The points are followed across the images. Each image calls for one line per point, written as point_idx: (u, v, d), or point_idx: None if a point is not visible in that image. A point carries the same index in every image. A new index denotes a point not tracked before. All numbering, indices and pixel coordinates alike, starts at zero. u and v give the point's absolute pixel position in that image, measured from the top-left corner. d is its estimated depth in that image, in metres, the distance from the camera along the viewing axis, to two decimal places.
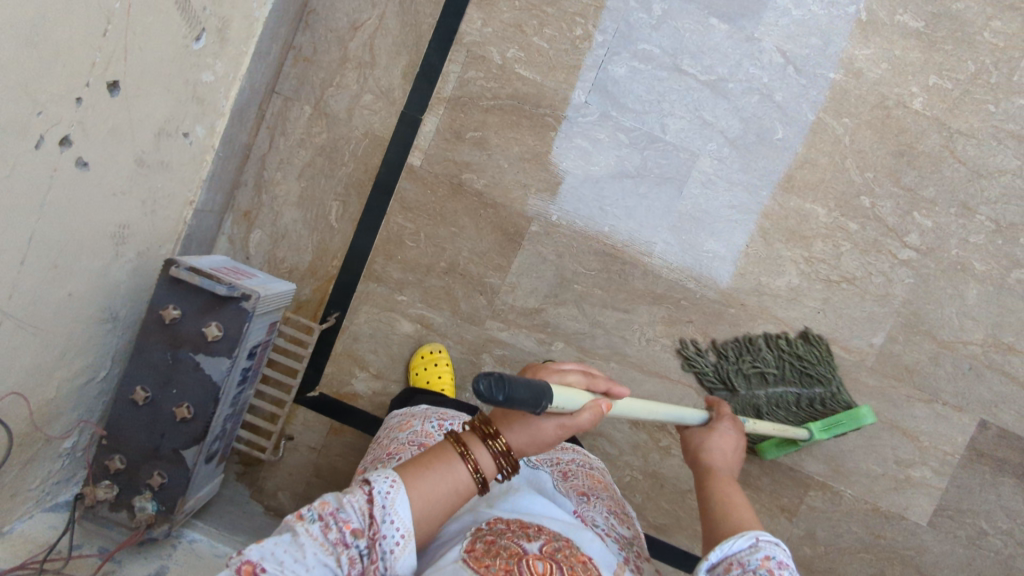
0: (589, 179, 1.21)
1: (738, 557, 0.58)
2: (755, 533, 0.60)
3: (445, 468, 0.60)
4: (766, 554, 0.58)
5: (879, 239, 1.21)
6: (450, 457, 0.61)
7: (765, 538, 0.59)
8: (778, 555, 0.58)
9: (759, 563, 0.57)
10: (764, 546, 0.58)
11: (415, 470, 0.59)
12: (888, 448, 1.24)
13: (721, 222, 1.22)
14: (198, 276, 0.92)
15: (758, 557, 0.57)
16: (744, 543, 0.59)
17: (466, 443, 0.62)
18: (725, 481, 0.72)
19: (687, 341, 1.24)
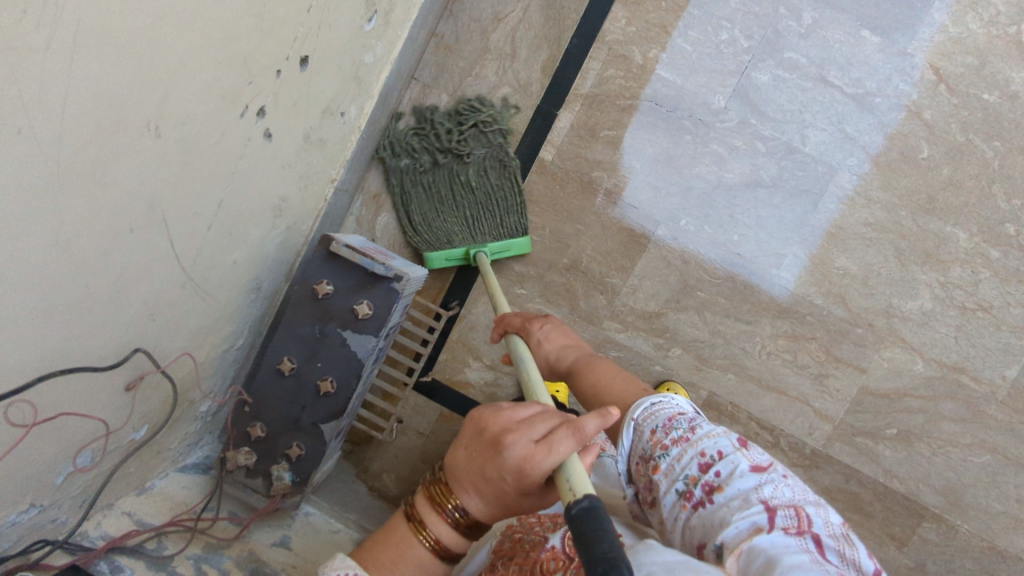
0: (721, 186, 1.20)
1: (638, 451, 0.65)
2: (632, 419, 0.68)
3: (400, 551, 0.62)
4: (652, 429, 0.65)
5: (1022, 269, 1.17)
6: (407, 537, 0.63)
7: (642, 416, 0.67)
8: (659, 423, 0.65)
9: (652, 445, 0.64)
10: (645, 424, 0.66)
11: (377, 559, 0.62)
12: (1012, 487, 1.20)
13: (855, 240, 1.19)
14: (358, 253, 0.94)
15: (648, 439, 0.64)
16: (632, 435, 0.67)
17: (422, 517, 0.62)
18: (602, 367, 0.84)
19: (808, 358, 1.21)
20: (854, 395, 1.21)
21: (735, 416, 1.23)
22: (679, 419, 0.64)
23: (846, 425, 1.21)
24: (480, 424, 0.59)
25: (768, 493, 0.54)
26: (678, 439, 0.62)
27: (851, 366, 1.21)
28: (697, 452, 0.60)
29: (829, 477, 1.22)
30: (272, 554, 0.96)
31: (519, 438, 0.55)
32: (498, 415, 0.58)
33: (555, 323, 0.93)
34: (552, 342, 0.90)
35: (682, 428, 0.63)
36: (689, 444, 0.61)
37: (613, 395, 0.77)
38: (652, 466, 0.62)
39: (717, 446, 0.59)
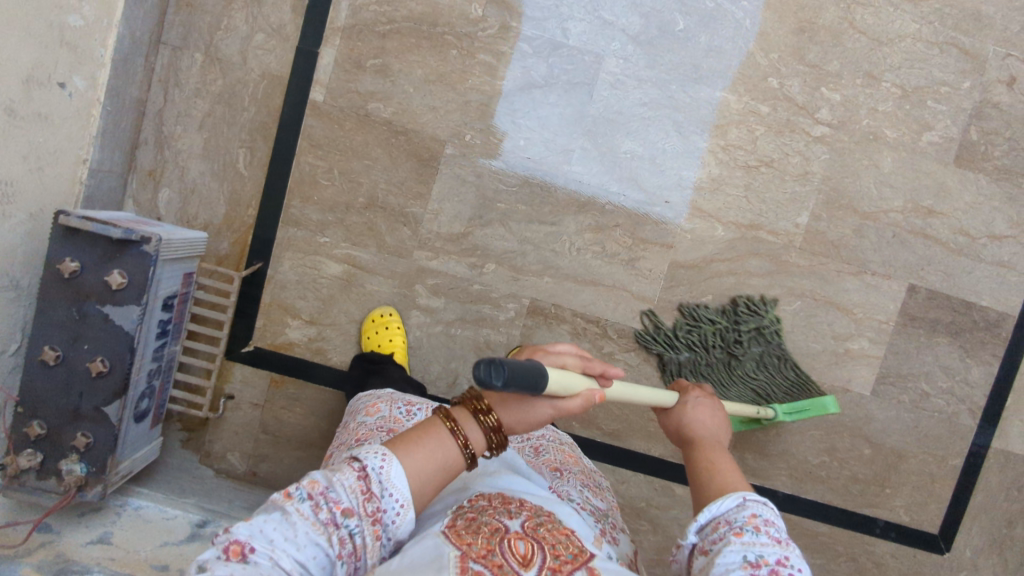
0: (497, 94, 1.20)
1: (725, 516, 0.55)
2: (741, 492, 0.57)
3: (427, 437, 0.57)
4: (755, 509, 0.55)
5: (791, 119, 1.23)
6: (435, 428, 0.58)
7: (752, 497, 0.56)
8: (765, 514, 0.55)
9: (743, 519, 0.54)
10: (751, 504, 0.55)
11: (404, 440, 0.56)
12: (825, 325, 1.27)
13: (634, 121, 1.21)
14: (90, 221, 0.88)
15: (744, 513, 0.55)
16: (732, 498, 0.56)
17: (453, 415, 0.59)
18: (717, 448, 0.66)
19: (616, 246, 1.24)
20: (667, 272, 1.25)
21: (560, 317, 1.25)
22: (783, 527, 0.55)
23: (665, 302, 1.25)
24: (533, 347, 0.65)
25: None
26: (774, 536, 0.53)
27: (657, 245, 1.24)
28: (783, 554, 0.52)
29: (661, 355, 1.26)
30: (84, 551, 0.93)
31: (558, 347, 0.63)
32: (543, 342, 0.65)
33: (711, 403, 0.74)
34: (707, 413, 0.72)
35: (782, 533, 0.54)
36: (781, 546, 0.53)
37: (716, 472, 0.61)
38: (733, 533, 0.53)
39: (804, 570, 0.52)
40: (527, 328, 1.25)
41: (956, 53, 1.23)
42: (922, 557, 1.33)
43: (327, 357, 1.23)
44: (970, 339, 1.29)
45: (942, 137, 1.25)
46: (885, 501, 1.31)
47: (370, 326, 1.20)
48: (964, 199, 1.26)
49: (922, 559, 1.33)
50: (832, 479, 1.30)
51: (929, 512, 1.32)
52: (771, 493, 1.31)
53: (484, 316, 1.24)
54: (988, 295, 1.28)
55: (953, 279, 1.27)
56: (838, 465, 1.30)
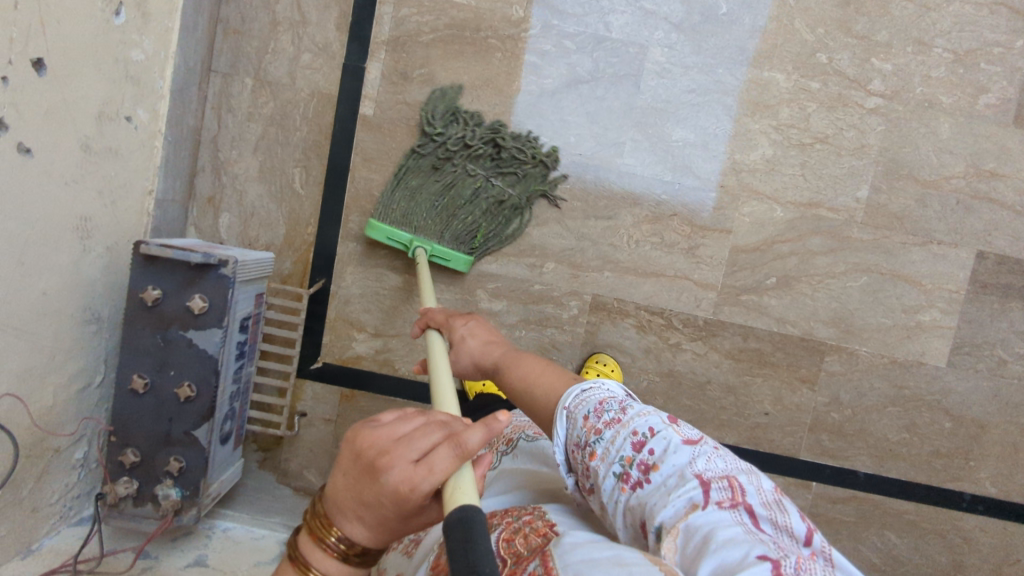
0: (545, 93, 1.20)
1: (573, 439, 0.57)
2: (563, 406, 0.60)
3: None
4: (583, 414, 0.57)
5: (843, 93, 1.21)
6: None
7: (575, 401, 0.59)
8: (593, 406, 0.56)
9: (585, 431, 0.55)
10: (578, 411, 0.57)
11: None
12: (894, 298, 1.25)
13: (684, 109, 1.21)
14: (169, 248, 0.90)
15: (579, 426, 0.56)
16: (563, 423, 0.58)
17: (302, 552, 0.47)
18: (525, 356, 0.75)
19: (675, 235, 1.23)
20: (728, 257, 1.23)
21: (623, 311, 1.24)
22: (609, 402, 0.57)
23: (729, 288, 1.24)
24: (355, 445, 0.44)
25: (704, 466, 0.49)
26: (610, 421, 0.54)
27: (716, 231, 1.23)
28: (630, 431, 0.53)
29: (728, 341, 1.25)
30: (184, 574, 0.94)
31: (396, 459, 0.42)
32: (372, 435, 0.44)
33: (474, 320, 0.86)
34: (473, 339, 0.82)
35: (617, 410, 0.55)
36: (622, 426, 0.54)
37: (541, 383, 0.67)
38: (587, 453, 0.54)
39: (653, 425, 0.53)
40: (590, 325, 1.24)
41: (1007, 12, 1.21)
42: (1013, 528, 1.29)
43: (395, 368, 1.24)
44: None
45: (1000, 99, 1.22)
46: (970, 474, 1.28)
47: None
48: None
49: (1013, 532, 1.29)
50: (914, 456, 1.27)
51: (1017, 482, 1.28)
52: (852, 474, 1.28)
53: (547, 315, 1.23)
54: None
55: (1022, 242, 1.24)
56: (918, 441, 1.27)
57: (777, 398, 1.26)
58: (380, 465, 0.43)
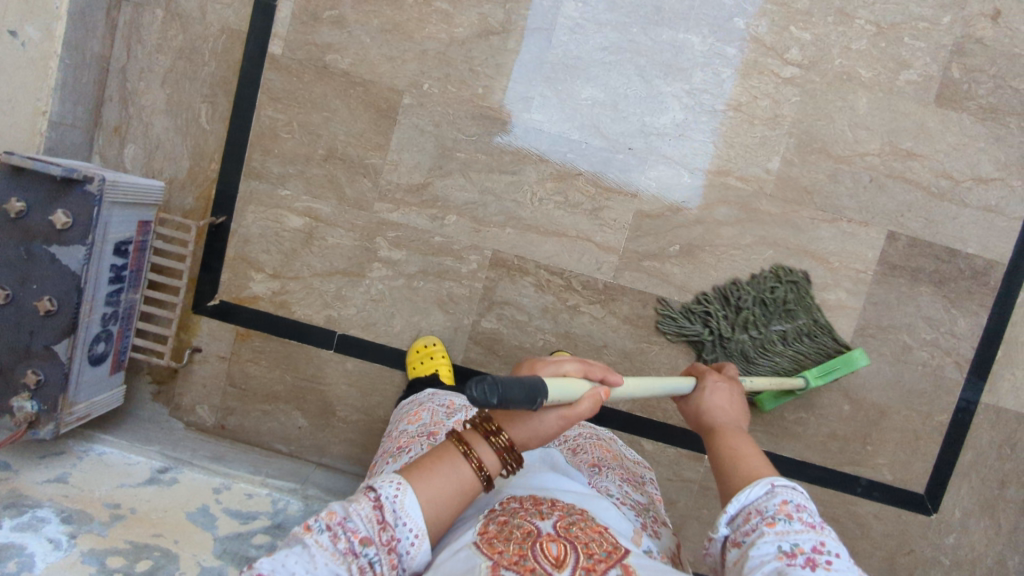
0: (454, 42, 1.19)
1: (757, 505, 0.57)
2: (768, 477, 0.59)
3: (441, 459, 0.57)
4: (784, 498, 0.56)
5: (758, 60, 1.19)
6: (448, 451, 0.58)
7: (782, 484, 0.58)
8: (796, 499, 0.56)
9: (774, 507, 0.56)
10: (780, 490, 0.57)
11: (419, 467, 0.56)
12: (799, 275, 1.23)
13: (595, 67, 1.19)
14: (31, 159, 0.90)
15: (774, 500, 0.56)
16: (760, 490, 0.57)
17: (463, 437, 0.59)
18: (734, 432, 0.70)
19: (579, 196, 1.21)
20: (632, 221, 1.22)
21: (523, 269, 1.23)
22: (812, 509, 0.57)
23: (631, 252, 1.23)
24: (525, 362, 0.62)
25: None
26: (809, 522, 0.55)
27: (621, 193, 1.21)
28: (819, 539, 0.53)
29: (627, 307, 1.24)
30: (37, 488, 0.94)
31: (536, 356, 0.62)
32: (534, 352, 0.63)
33: (730, 380, 0.80)
34: (720, 397, 0.77)
35: (816, 518, 0.55)
36: (815, 532, 0.54)
37: (738, 460, 0.64)
38: (766, 522, 0.55)
39: (842, 555, 0.53)
40: (489, 281, 1.23)
41: None
42: (907, 517, 1.28)
43: (291, 311, 1.24)
44: (956, 288, 1.23)
45: (921, 76, 1.19)
46: (867, 459, 1.26)
47: (414, 357, 1.20)
48: (947, 141, 1.20)
49: (908, 520, 1.28)
50: (810, 435, 1.26)
51: (914, 470, 1.27)
52: None
53: (446, 268, 1.23)
54: (975, 241, 1.22)
55: (935, 225, 1.22)
56: (815, 421, 1.26)
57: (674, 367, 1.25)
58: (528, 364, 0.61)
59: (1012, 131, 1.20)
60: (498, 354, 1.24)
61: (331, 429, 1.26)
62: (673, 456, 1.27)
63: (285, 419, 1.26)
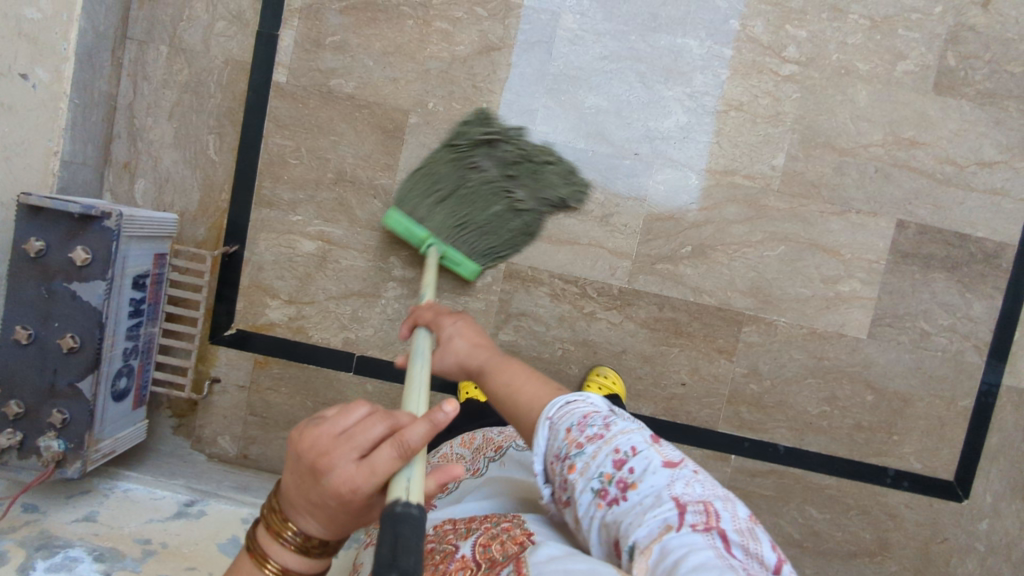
0: (456, 60, 1.20)
1: (553, 448, 0.59)
2: (545, 416, 0.62)
3: None
4: (568, 427, 0.59)
5: (756, 60, 1.21)
6: (243, 567, 0.48)
7: (559, 412, 0.61)
8: (577, 421, 0.59)
9: (567, 443, 0.58)
10: (562, 423, 0.60)
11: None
12: (812, 268, 1.23)
13: (596, 76, 1.20)
14: (49, 199, 0.90)
15: (561, 438, 0.58)
16: (546, 434, 0.60)
17: (257, 546, 0.47)
18: (506, 363, 0.73)
19: (588, 203, 1.22)
20: (642, 226, 1.23)
21: (537, 279, 1.23)
22: (594, 416, 0.59)
23: (643, 256, 1.23)
24: (303, 449, 0.44)
25: (682, 492, 0.52)
26: (593, 436, 0.57)
27: (630, 198, 1.22)
28: (612, 449, 0.56)
29: (643, 311, 1.24)
30: (68, 527, 0.94)
31: (338, 455, 0.43)
32: (317, 434, 0.44)
33: (465, 322, 0.83)
34: (462, 340, 0.80)
35: (602, 425, 0.58)
36: (603, 443, 0.56)
37: (517, 398, 0.67)
38: (568, 466, 0.57)
39: (634, 446, 0.56)
40: (504, 293, 1.23)
41: None
42: (938, 506, 1.27)
43: (308, 335, 1.24)
44: (969, 272, 1.23)
45: (917, 66, 1.21)
46: (893, 449, 1.26)
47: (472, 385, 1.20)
48: (948, 128, 1.22)
49: (939, 509, 1.27)
50: (835, 429, 1.26)
51: (942, 457, 1.26)
52: (771, 448, 1.26)
53: (461, 283, 1.23)
54: (984, 225, 1.23)
55: (943, 211, 1.22)
56: (839, 414, 1.25)
57: (694, 368, 1.25)
58: (314, 467, 0.44)
59: (1012, 115, 1.21)
60: None
61: None
62: (699, 458, 1.27)
63: None
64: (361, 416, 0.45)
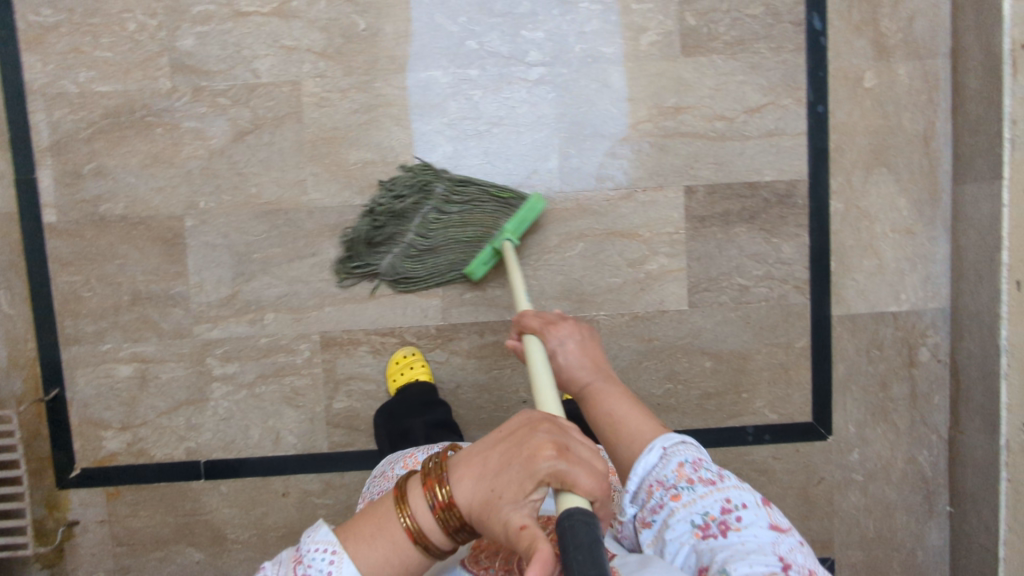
0: (214, 154, 1.20)
1: (656, 476, 0.70)
2: (660, 445, 0.72)
3: (379, 525, 0.63)
4: (678, 461, 0.70)
5: (504, 72, 1.20)
6: (388, 515, 0.63)
7: (671, 446, 0.71)
8: (688, 459, 0.70)
9: (676, 474, 0.69)
10: (672, 455, 0.70)
11: (355, 532, 0.63)
12: (616, 257, 1.23)
13: (352, 131, 1.20)
14: None
15: (670, 469, 0.69)
16: (655, 460, 0.71)
17: (407, 500, 0.63)
18: (610, 388, 0.84)
19: (382, 254, 1.22)
20: (441, 261, 1.23)
21: (356, 340, 1.24)
22: (706, 462, 0.70)
23: (451, 290, 1.23)
24: (533, 421, 0.64)
25: (787, 552, 0.61)
26: (707, 480, 0.68)
27: (421, 239, 1.22)
28: (724, 497, 0.66)
29: (467, 342, 1.24)
30: None
31: (552, 461, 0.59)
32: (546, 427, 0.62)
33: (575, 334, 0.92)
34: (568, 355, 0.89)
35: (711, 473, 0.69)
36: (715, 489, 0.67)
37: (625, 428, 0.77)
38: (670, 496, 0.67)
39: (744, 498, 0.66)
40: (327, 363, 1.24)
41: None
42: (806, 448, 1.27)
43: (152, 456, 1.24)
44: (768, 219, 1.23)
45: (660, 34, 1.21)
46: (747, 407, 1.26)
47: (395, 367, 1.21)
48: (708, 86, 1.21)
49: (806, 452, 1.27)
50: (684, 403, 1.26)
51: (795, 403, 1.26)
52: None
53: (283, 365, 1.24)
54: (769, 169, 1.23)
55: (726, 166, 1.22)
56: (683, 388, 1.26)
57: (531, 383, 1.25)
58: (543, 448, 0.60)
59: (766, 56, 1.21)
60: (361, 429, 1.25)
61: (229, 553, 1.26)
62: None
63: (183, 559, 1.26)
64: (591, 459, 0.61)
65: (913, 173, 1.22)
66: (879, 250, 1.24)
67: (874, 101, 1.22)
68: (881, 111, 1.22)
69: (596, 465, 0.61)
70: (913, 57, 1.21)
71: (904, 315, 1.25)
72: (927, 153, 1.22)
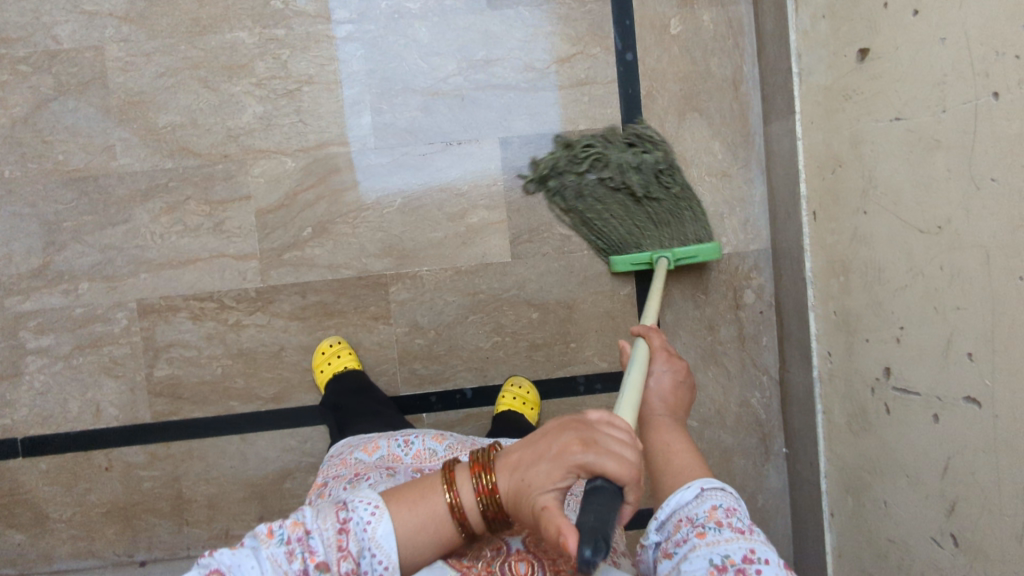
0: (18, 122, 1.19)
1: (686, 512, 0.61)
2: (698, 485, 0.62)
3: (423, 493, 0.60)
4: (712, 503, 0.60)
5: (310, 31, 1.20)
6: (433, 485, 0.61)
7: (709, 487, 0.61)
8: (723, 503, 0.60)
9: (705, 514, 0.59)
10: (708, 495, 0.61)
11: (400, 496, 0.60)
12: (436, 211, 1.23)
13: (159, 95, 1.20)
14: None
15: (703, 509, 0.60)
16: (688, 497, 0.61)
17: (454, 474, 0.61)
18: (668, 424, 0.75)
19: (196, 217, 1.21)
20: (257, 222, 1.21)
21: (173, 307, 1.21)
22: (740, 516, 0.59)
23: (269, 251, 1.22)
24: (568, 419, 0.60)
25: None
26: (738, 529, 0.58)
27: (235, 200, 1.21)
28: (748, 548, 0.56)
29: (288, 303, 1.22)
30: None
31: (585, 459, 0.56)
32: (594, 428, 0.58)
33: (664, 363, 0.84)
34: (656, 381, 0.82)
35: (745, 523, 0.59)
36: (743, 538, 0.57)
37: (670, 460, 0.68)
38: (696, 533, 0.58)
39: (770, 557, 0.56)
40: (144, 331, 1.21)
41: None
42: None
43: None
44: (585, 166, 1.24)
45: None
46: (576, 357, 1.25)
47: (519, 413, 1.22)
48: (516, 38, 1.22)
49: None
50: (512, 356, 1.25)
51: (624, 350, 1.26)
52: (460, 394, 1.25)
53: (99, 334, 1.21)
54: (582, 118, 1.24)
55: (539, 117, 1.23)
56: (511, 340, 1.25)
57: (357, 343, 1.23)
58: (570, 439, 0.57)
59: (571, 7, 1.22)
60: (184, 397, 1.22)
61: (50, 533, 1.22)
62: None
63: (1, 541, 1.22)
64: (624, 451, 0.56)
65: (725, 117, 1.24)
66: (698, 194, 1.25)
67: (680, 47, 1.23)
68: (689, 57, 1.24)
69: (627, 451, 0.57)
70: (715, 3, 1.23)
71: (728, 258, 1.25)
72: (737, 97, 1.24)
